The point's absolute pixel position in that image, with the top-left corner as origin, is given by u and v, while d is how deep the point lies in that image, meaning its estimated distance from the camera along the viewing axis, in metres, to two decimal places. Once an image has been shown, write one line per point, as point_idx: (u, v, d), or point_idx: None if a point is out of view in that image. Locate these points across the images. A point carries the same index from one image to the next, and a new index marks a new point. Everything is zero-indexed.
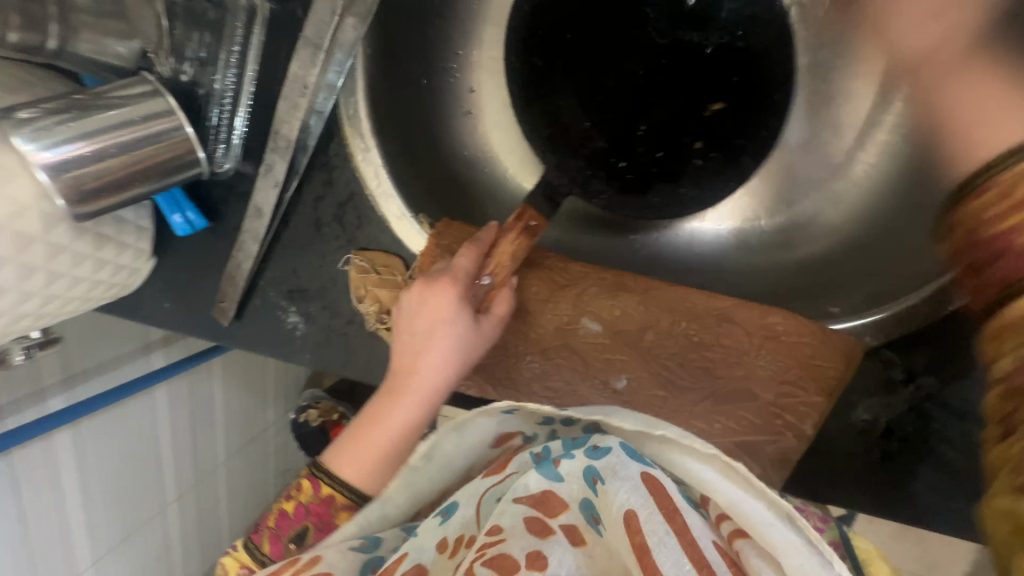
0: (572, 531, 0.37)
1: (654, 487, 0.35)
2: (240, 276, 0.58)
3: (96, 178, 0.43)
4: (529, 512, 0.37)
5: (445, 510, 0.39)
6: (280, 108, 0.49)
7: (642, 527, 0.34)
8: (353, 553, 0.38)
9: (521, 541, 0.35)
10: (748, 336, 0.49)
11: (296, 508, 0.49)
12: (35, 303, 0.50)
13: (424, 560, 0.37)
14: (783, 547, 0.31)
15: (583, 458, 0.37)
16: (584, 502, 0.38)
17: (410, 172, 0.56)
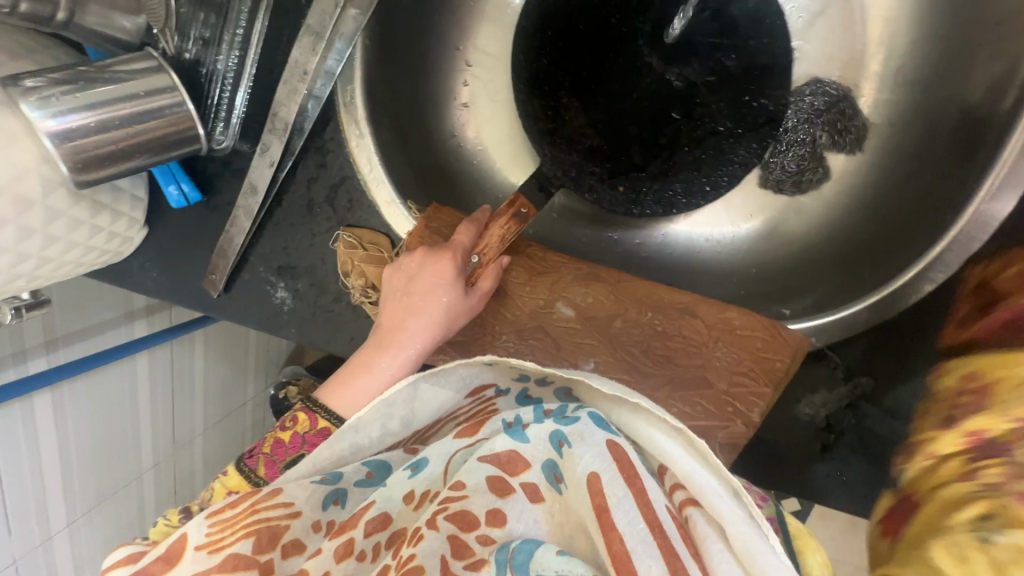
0: (533, 487, 0.42)
1: (617, 452, 0.39)
2: (231, 251, 0.60)
3: (97, 147, 0.45)
4: (491, 472, 0.41)
5: (414, 465, 0.43)
6: (279, 92, 0.51)
7: (604, 489, 0.38)
8: (313, 487, 0.42)
9: (483, 500, 0.41)
10: (707, 328, 0.53)
11: (291, 437, 0.50)
12: (31, 264, 0.52)
13: (391, 510, 0.42)
14: (727, 515, 0.34)
15: (552, 423, 0.41)
16: (546, 464, 0.42)
17: (401, 159, 0.59)
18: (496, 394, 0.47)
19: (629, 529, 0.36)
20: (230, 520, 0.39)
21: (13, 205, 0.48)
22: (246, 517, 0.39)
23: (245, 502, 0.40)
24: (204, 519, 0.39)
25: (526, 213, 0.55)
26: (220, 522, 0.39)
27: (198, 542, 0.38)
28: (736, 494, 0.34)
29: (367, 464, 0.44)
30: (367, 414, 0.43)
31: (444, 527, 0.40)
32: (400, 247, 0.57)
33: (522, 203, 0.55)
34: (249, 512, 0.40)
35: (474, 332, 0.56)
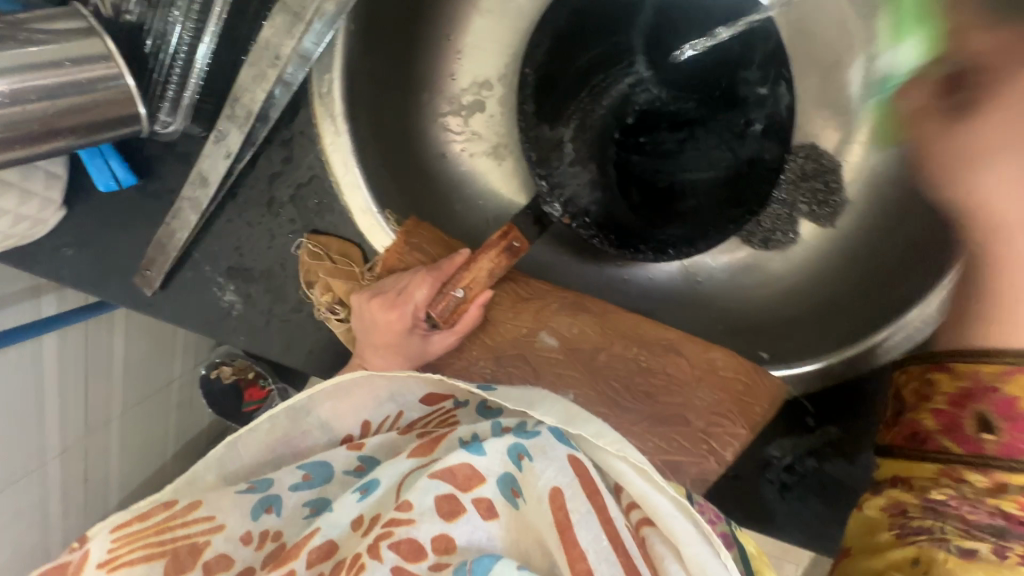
0: (487, 503, 0.38)
1: (577, 466, 0.38)
2: (172, 246, 0.52)
3: (4, 123, 0.36)
4: (442, 491, 0.37)
5: (364, 487, 0.40)
6: (242, 76, 0.44)
7: (566, 501, 0.36)
8: (240, 497, 0.40)
9: (428, 526, 0.37)
10: (691, 368, 0.53)
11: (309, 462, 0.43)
12: None
13: (335, 537, 0.38)
14: (682, 536, 0.34)
15: (513, 436, 0.40)
16: (503, 478, 0.39)
17: (378, 161, 0.53)
18: (455, 406, 0.46)
19: (595, 551, 0.34)
20: (139, 534, 0.37)
21: None
22: (156, 534, 0.38)
23: (159, 515, 0.38)
24: (106, 532, 0.37)
25: (517, 245, 0.51)
26: (124, 536, 0.37)
27: (99, 559, 0.36)
28: (685, 512, 0.34)
29: (302, 468, 0.42)
30: (304, 406, 0.43)
31: (387, 557, 0.36)
32: (372, 262, 0.52)
33: (513, 235, 0.50)
34: (161, 529, 0.38)
35: (448, 356, 0.52)
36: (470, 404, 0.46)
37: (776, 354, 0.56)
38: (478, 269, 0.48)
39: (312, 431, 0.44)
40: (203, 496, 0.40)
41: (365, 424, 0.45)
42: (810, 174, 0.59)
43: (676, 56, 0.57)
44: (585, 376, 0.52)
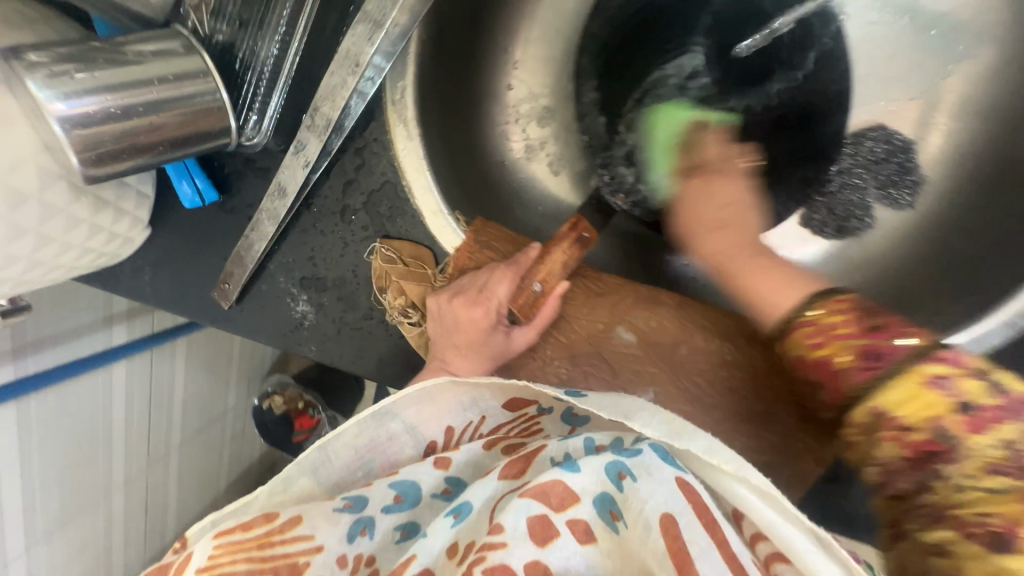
0: (584, 526, 0.36)
1: (690, 494, 0.34)
2: (249, 258, 0.54)
3: (113, 136, 0.38)
4: (534, 512, 0.35)
5: (456, 511, 0.38)
6: (326, 82, 0.45)
7: (678, 532, 0.32)
8: (336, 516, 0.38)
9: (521, 551, 0.34)
10: (779, 359, 0.50)
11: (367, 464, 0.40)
12: (20, 266, 0.45)
13: (431, 565, 0.37)
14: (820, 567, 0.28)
15: (613, 453, 0.37)
16: (601, 497, 0.36)
17: (445, 167, 0.53)
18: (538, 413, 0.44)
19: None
20: (241, 545, 0.36)
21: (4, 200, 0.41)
22: (256, 548, 0.36)
23: (260, 528, 0.37)
24: (211, 538, 0.36)
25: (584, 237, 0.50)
26: (227, 544, 0.36)
27: (198, 564, 0.35)
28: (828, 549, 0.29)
29: (388, 487, 0.41)
30: (391, 412, 0.42)
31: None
32: (444, 265, 0.52)
33: (583, 226, 0.50)
34: (262, 542, 0.37)
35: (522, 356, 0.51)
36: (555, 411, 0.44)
37: None
38: (550, 260, 0.49)
39: (396, 438, 0.43)
40: (302, 512, 0.39)
41: (450, 431, 0.43)
42: (879, 158, 0.59)
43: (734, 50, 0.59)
44: (667, 368, 0.50)
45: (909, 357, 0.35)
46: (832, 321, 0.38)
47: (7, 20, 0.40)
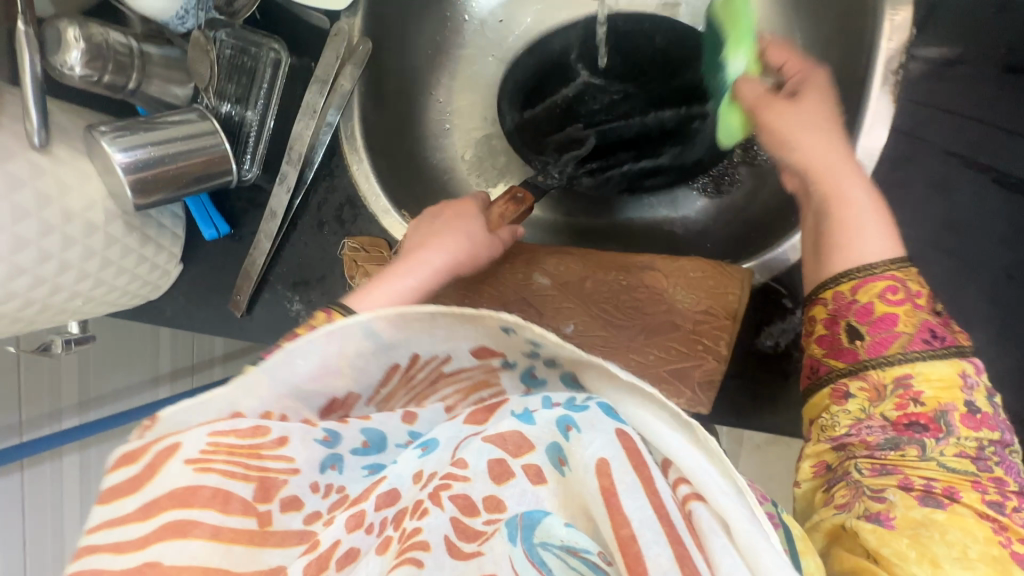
0: (535, 469, 0.39)
1: (626, 440, 0.34)
2: (254, 272, 0.70)
3: (155, 174, 0.57)
4: (494, 455, 0.39)
5: (424, 445, 0.39)
6: (295, 130, 0.64)
7: (612, 476, 0.34)
8: (314, 446, 0.36)
9: (481, 486, 0.39)
10: (666, 278, 0.60)
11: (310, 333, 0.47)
12: (88, 285, 0.61)
13: (399, 487, 0.38)
14: (729, 510, 0.30)
15: (561, 407, 0.37)
16: (552, 446, 0.38)
17: (395, 183, 0.70)
18: (502, 367, 0.39)
19: (639, 518, 0.32)
20: (236, 448, 0.34)
21: (80, 228, 0.57)
22: (243, 459, 0.34)
23: (245, 439, 0.35)
24: (205, 435, 0.34)
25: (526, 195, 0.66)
26: (220, 448, 0.34)
27: (189, 456, 0.33)
28: (743, 498, 0.31)
29: (360, 431, 0.39)
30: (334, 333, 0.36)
31: (447, 506, 0.38)
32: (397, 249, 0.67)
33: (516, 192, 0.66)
34: (251, 452, 0.35)
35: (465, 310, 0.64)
36: (517, 372, 0.40)
37: (749, 254, 0.65)
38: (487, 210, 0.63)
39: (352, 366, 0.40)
40: (287, 432, 0.36)
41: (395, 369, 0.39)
42: None
43: (601, 56, 0.73)
44: (576, 298, 0.62)
45: (953, 348, 0.44)
46: (901, 286, 0.46)
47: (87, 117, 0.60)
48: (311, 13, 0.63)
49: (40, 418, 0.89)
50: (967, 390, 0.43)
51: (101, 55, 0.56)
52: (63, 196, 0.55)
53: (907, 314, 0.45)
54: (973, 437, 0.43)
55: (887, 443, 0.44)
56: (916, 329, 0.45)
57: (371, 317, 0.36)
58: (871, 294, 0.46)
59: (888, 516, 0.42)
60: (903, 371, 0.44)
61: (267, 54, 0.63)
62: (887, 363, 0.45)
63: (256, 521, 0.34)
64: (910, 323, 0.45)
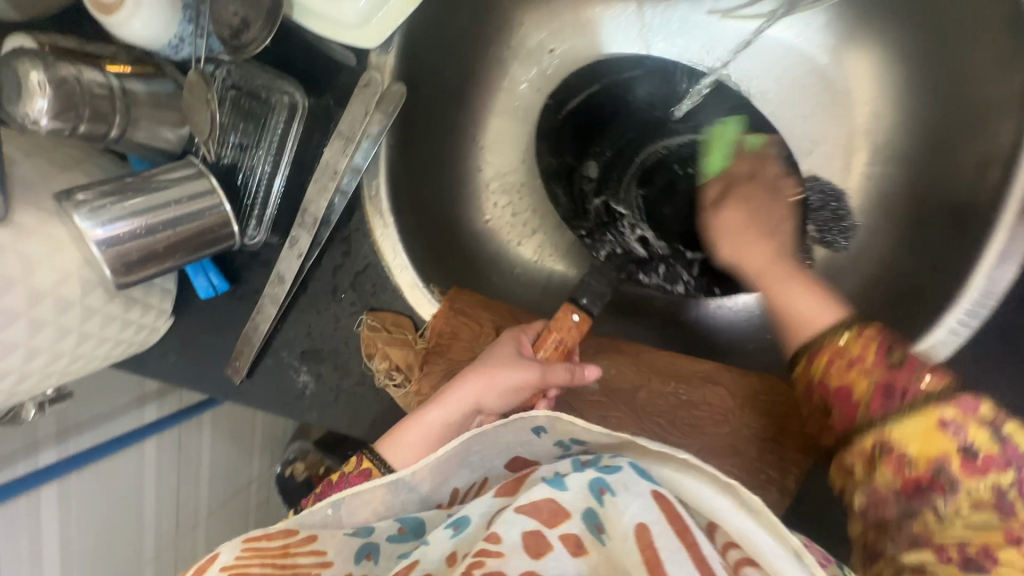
0: (573, 539, 0.36)
1: (666, 506, 0.34)
2: (256, 337, 0.62)
3: (140, 251, 0.47)
4: (528, 527, 0.36)
5: (456, 523, 0.39)
6: (308, 192, 0.54)
7: (654, 542, 0.33)
8: (347, 540, 0.40)
9: (517, 561, 0.34)
10: (732, 395, 0.53)
11: (337, 478, 0.50)
12: (63, 362, 0.52)
13: (431, 570, 0.37)
14: (784, 569, 0.30)
15: (592, 470, 0.37)
16: (587, 512, 0.36)
17: (423, 245, 0.61)
18: None
19: None
20: (264, 553, 0.37)
21: (52, 308, 0.48)
22: (274, 559, 0.37)
23: (279, 541, 0.39)
24: (240, 541, 0.38)
25: (580, 318, 0.52)
26: (253, 548, 0.37)
27: (225, 562, 0.36)
28: (783, 541, 0.31)
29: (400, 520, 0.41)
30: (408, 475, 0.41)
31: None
32: (423, 329, 0.58)
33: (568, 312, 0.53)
34: (283, 553, 0.38)
35: None
36: None
37: None
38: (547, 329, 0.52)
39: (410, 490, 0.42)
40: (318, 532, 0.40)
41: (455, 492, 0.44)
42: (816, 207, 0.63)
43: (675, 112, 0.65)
44: (632, 413, 0.54)
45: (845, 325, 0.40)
46: (844, 358, 0.39)
47: (59, 163, 0.50)
48: (332, 46, 0.53)
49: (13, 453, 0.82)
50: (958, 438, 0.35)
51: (73, 103, 0.45)
52: (30, 275, 0.46)
53: (864, 398, 0.38)
54: (980, 482, 0.34)
55: (903, 513, 0.36)
56: (899, 393, 0.36)
57: (438, 458, 0.40)
58: (834, 338, 0.40)
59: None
60: (865, 417, 0.37)
61: (280, 97, 0.52)
62: (879, 424, 0.37)
63: None
64: (867, 396, 0.37)
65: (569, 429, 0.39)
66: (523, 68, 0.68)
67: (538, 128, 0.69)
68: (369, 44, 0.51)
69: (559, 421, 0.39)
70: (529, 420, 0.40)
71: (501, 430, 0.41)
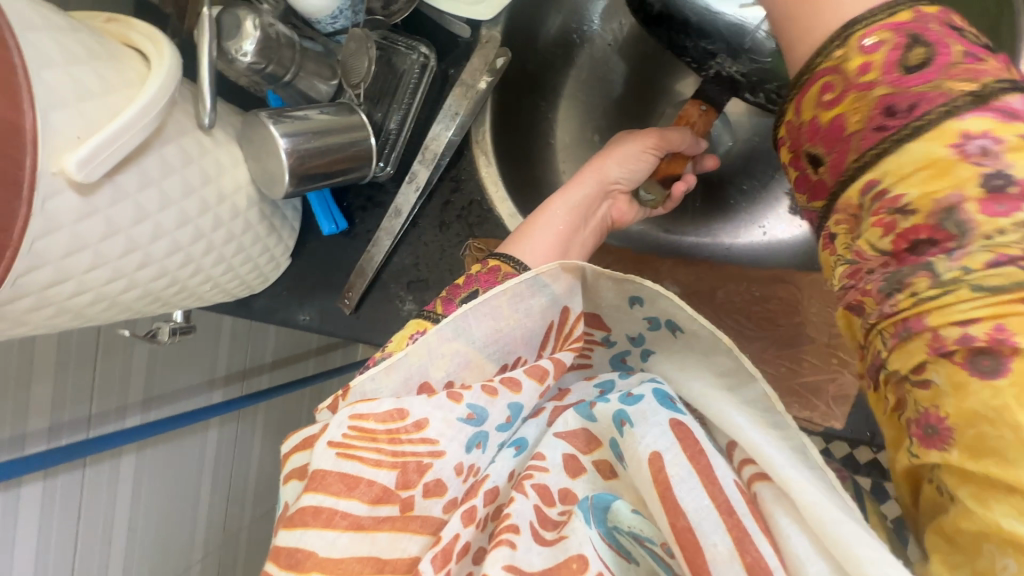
0: (606, 465, 0.42)
1: (681, 430, 0.38)
2: (369, 269, 0.69)
3: (309, 161, 0.57)
4: (567, 450, 0.42)
5: (517, 444, 0.44)
6: (434, 129, 0.66)
7: (667, 466, 0.36)
8: (459, 425, 0.40)
9: (557, 477, 0.41)
10: (799, 290, 0.61)
11: (465, 278, 0.51)
12: (220, 269, 0.60)
13: (499, 482, 0.42)
14: (797, 482, 0.33)
15: (617, 402, 0.41)
16: (613, 442, 0.41)
17: (515, 189, 0.72)
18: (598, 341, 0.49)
19: (695, 507, 0.35)
20: (374, 434, 0.38)
21: (228, 212, 0.56)
22: (384, 444, 0.38)
23: (392, 424, 0.38)
24: (348, 417, 0.38)
25: (707, 107, 0.63)
26: (362, 430, 0.38)
27: (334, 438, 0.37)
28: (802, 460, 0.35)
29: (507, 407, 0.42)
30: (524, 295, 0.43)
31: (531, 494, 0.39)
32: None
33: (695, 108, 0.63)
34: (389, 436, 0.38)
35: None
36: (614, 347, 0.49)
37: None
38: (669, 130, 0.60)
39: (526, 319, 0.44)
40: (427, 415, 0.39)
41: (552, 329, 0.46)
42: None
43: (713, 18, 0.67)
44: (709, 307, 0.63)
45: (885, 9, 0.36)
46: (840, 79, 0.37)
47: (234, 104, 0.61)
48: (455, 22, 0.65)
49: (107, 413, 0.84)
50: (968, 154, 0.33)
51: (271, 46, 0.57)
52: (219, 178, 0.55)
53: (854, 105, 0.37)
54: (1008, 222, 0.32)
55: (888, 287, 0.35)
56: (900, 45, 0.35)
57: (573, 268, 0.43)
58: (848, 43, 0.36)
59: (939, 415, 0.34)
60: (853, 91, 0.37)
61: (415, 58, 0.64)
62: (863, 169, 0.37)
63: (399, 506, 0.38)
64: (864, 115, 0.36)
65: (668, 308, 0.41)
66: (591, 58, 0.80)
67: (603, 102, 0.81)
68: (485, 16, 0.64)
69: (661, 298, 0.41)
70: (634, 287, 0.42)
71: (607, 286, 0.44)
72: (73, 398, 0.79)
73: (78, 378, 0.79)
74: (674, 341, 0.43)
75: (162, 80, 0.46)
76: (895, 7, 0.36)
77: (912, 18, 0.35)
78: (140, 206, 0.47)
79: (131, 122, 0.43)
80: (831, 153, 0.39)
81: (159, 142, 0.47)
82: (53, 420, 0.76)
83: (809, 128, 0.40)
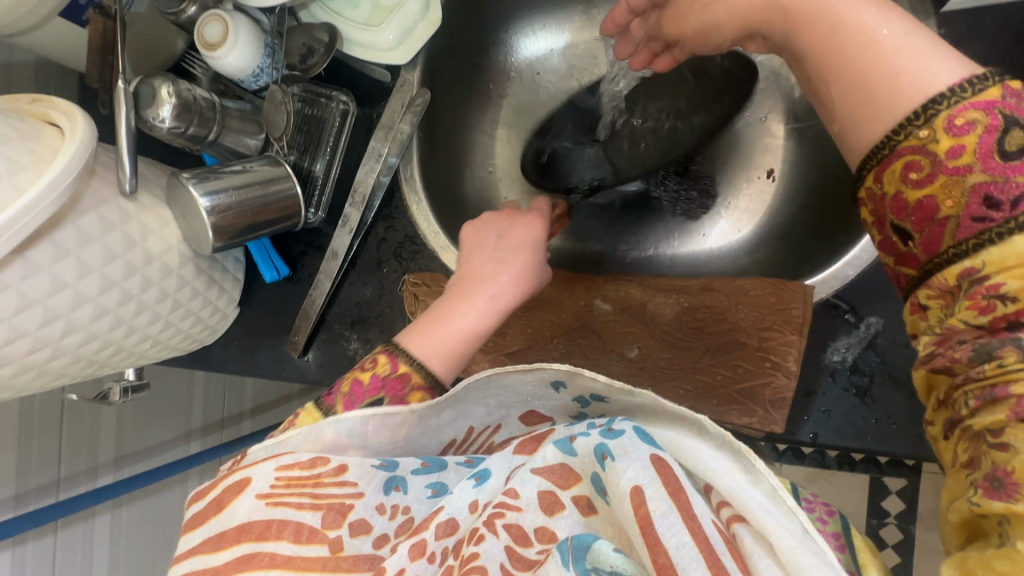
0: (586, 500, 0.36)
1: (663, 465, 0.32)
2: (313, 311, 0.70)
3: (234, 214, 0.59)
4: (544, 485, 0.36)
5: (478, 474, 0.38)
6: (360, 173, 0.68)
7: (649, 501, 0.31)
8: (375, 472, 0.39)
9: (532, 515, 0.35)
10: (727, 297, 0.62)
11: (372, 377, 0.50)
12: (158, 327, 0.61)
13: (457, 515, 0.37)
14: (775, 527, 0.30)
15: (597, 435, 0.35)
16: (593, 475, 0.35)
17: (448, 221, 0.74)
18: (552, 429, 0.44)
19: (675, 543, 0.30)
20: (298, 481, 0.37)
21: (158, 271, 0.58)
22: (309, 487, 0.37)
23: (313, 470, 0.37)
24: (273, 467, 0.37)
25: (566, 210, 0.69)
26: (288, 479, 0.37)
27: (261, 490, 0.36)
28: (776, 501, 0.31)
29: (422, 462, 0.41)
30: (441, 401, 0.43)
31: (501, 535, 0.35)
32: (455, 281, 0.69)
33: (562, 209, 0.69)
34: (313, 481, 0.37)
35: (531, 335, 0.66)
36: None
37: (809, 268, 0.65)
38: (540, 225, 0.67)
39: (436, 417, 0.43)
40: (349, 460, 0.39)
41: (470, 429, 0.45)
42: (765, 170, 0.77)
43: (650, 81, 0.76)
44: (648, 330, 0.63)
45: (975, 84, 0.35)
46: (926, 159, 0.36)
47: (162, 168, 0.63)
48: (374, 68, 0.69)
49: (76, 475, 0.85)
50: None
51: (189, 110, 0.60)
52: (146, 240, 0.57)
53: (946, 190, 0.36)
54: None
55: (977, 356, 0.36)
56: (995, 124, 0.34)
57: (463, 385, 0.42)
58: (932, 122, 0.36)
59: (1007, 470, 0.34)
60: (947, 174, 0.36)
61: (336, 105, 0.66)
62: (963, 255, 0.36)
63: (329, 547, 0.35)
64: (957, 204, 0.36)
65: (588, 382, 0.40)
66: (521, 87, 0.83)
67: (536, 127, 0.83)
68: (401, 60, 0.67)
69: (578, 373, 0.39)
70: (548, 371, 0.41)
71: (523, 380, 0.42)
72: (39, 463, 0.80)
73: (44, 444, 0.81)
74: (608, 409, 0.41)
75: (70, 156, 0.47)
76: (978, 85, 0.35)
77: (1002, 95, 0.35)
78: (57, 277, 0.50)
79: (34, 201, 0.44)
80: (874, 157, 0.39)
81: (74, 214, 0.50)
82: (19, 487, 0.77)
83: (892, 201, 0.39)
